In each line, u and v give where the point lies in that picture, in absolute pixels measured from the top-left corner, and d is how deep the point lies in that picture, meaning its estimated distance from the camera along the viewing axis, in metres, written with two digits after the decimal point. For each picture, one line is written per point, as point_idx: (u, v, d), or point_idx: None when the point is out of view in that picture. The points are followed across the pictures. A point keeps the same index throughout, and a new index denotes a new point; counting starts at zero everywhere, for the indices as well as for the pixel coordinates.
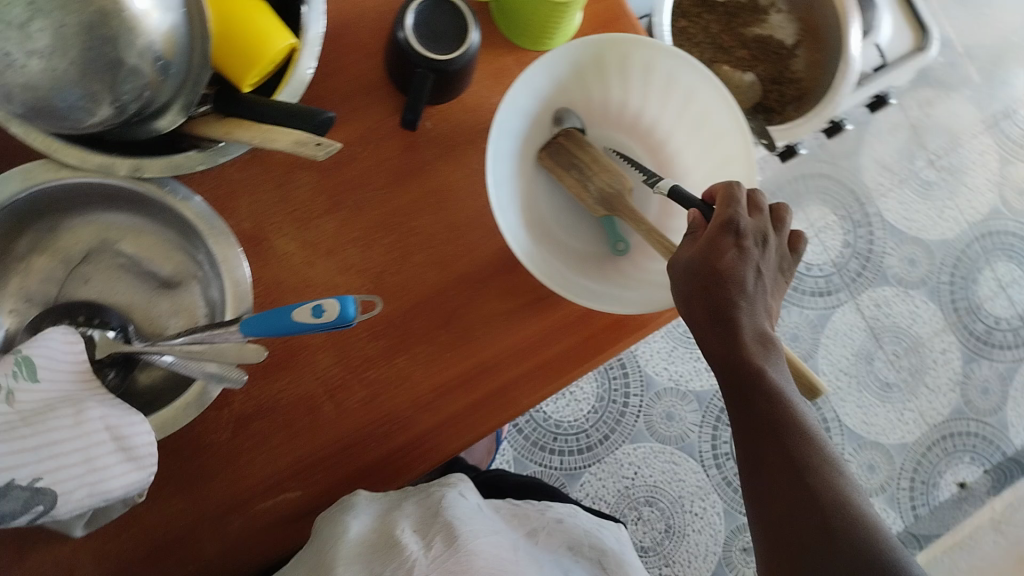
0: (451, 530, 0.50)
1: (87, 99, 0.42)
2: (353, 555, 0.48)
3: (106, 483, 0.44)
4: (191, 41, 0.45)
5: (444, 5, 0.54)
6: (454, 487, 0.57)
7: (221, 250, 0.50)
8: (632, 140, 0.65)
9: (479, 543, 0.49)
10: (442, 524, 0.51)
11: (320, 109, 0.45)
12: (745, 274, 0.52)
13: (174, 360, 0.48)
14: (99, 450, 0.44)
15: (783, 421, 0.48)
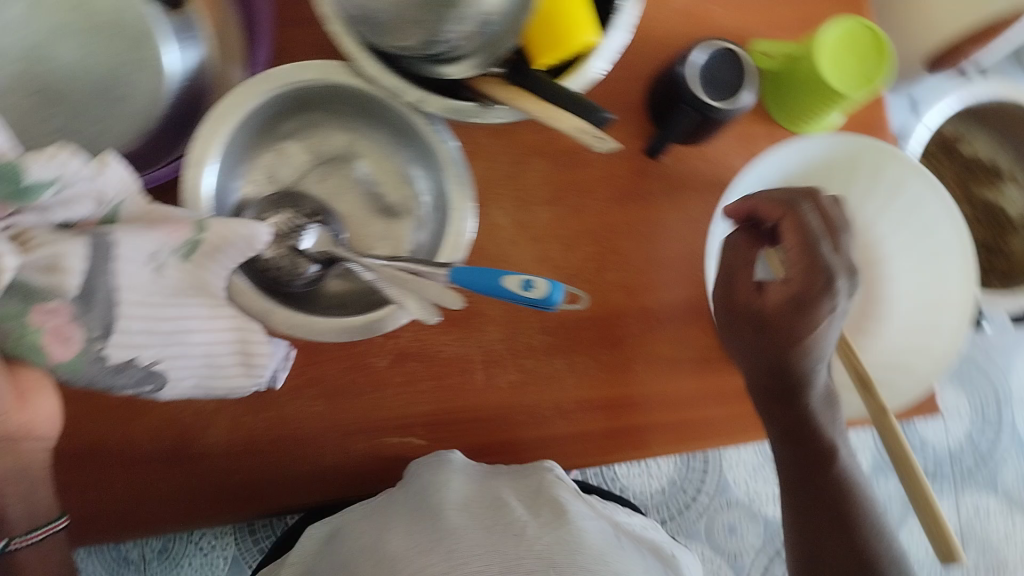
0: (558, 509, 0.58)
1: (403, 21, 0.46)
2: (461, 509, 0.57)
3: (217, 380, 0.46)
4: (516, 9, 0.46)
5: (734, 56, 0.55)
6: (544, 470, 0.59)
7: (456, 198, 0.52)
8: (848, 247, 0.62)
9: (575, 521, 0.58)
10: (548, 504, 0.58)
11: (599, 108, 0.47)
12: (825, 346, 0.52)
13: (376, 278, 0.52)
14: (221, 350, 0.45)
15: (851, 516, 0.54)
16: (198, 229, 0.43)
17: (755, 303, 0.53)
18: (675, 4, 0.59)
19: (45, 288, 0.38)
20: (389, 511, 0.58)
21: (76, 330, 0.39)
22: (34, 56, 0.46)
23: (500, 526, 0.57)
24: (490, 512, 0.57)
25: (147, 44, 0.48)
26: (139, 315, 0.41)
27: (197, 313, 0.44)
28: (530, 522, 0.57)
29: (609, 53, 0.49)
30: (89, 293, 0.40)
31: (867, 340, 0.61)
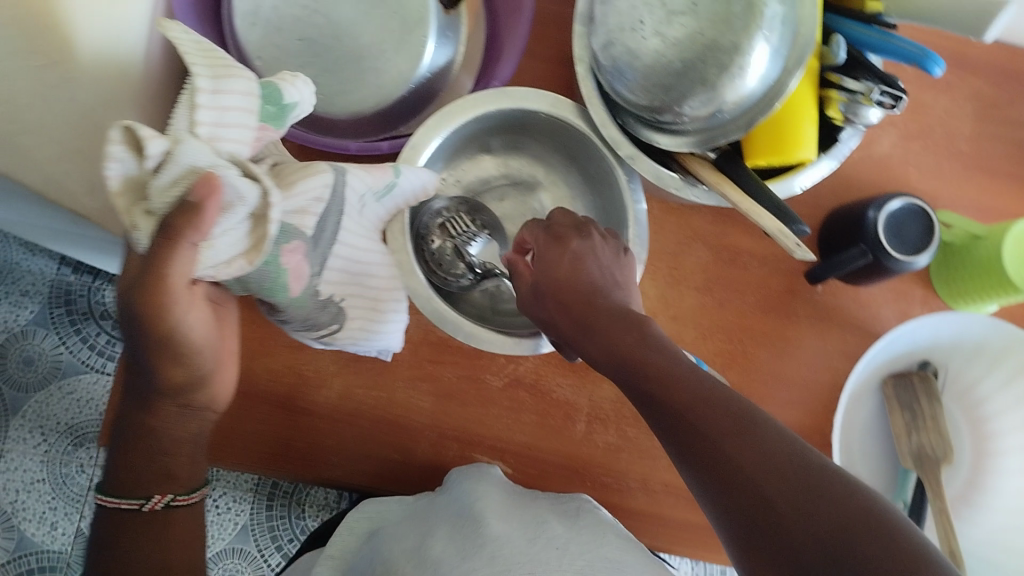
0: (598, 531, 0.50)
1: (646, 85, 0.48)
2: (499, 515, 0.50)
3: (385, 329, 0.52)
4: (751, 109, 0.48)
5: (924, 219, 0.56)
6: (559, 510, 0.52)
7: None
8: (968, 429, 0.60)
9: (615, 546, 0.49)
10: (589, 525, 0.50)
11: (795, 218, 0.48)
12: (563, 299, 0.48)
13: None
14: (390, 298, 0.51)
15: None
16: (392, 170, 0.48)
17: (564, 292, 0.46)
18: (876, 151, 0.62)
19: (295, 229, 0.42)
20: (430, 524, 0.51)
21: (309, 261, 0.44)
22: (318, 9, 0.50)
23: (541, 531, 0.48)
24: (527, 521, 0.50)
25: (418, 26, 0.51)
26: (345, 256, 0.47)
27: (379, 260, 0.50)
28: (572, 539, 0.48)
29: (816, 175, 0.51)
30: (318, 235, 0.45)
31: (961, 526, 0.59)
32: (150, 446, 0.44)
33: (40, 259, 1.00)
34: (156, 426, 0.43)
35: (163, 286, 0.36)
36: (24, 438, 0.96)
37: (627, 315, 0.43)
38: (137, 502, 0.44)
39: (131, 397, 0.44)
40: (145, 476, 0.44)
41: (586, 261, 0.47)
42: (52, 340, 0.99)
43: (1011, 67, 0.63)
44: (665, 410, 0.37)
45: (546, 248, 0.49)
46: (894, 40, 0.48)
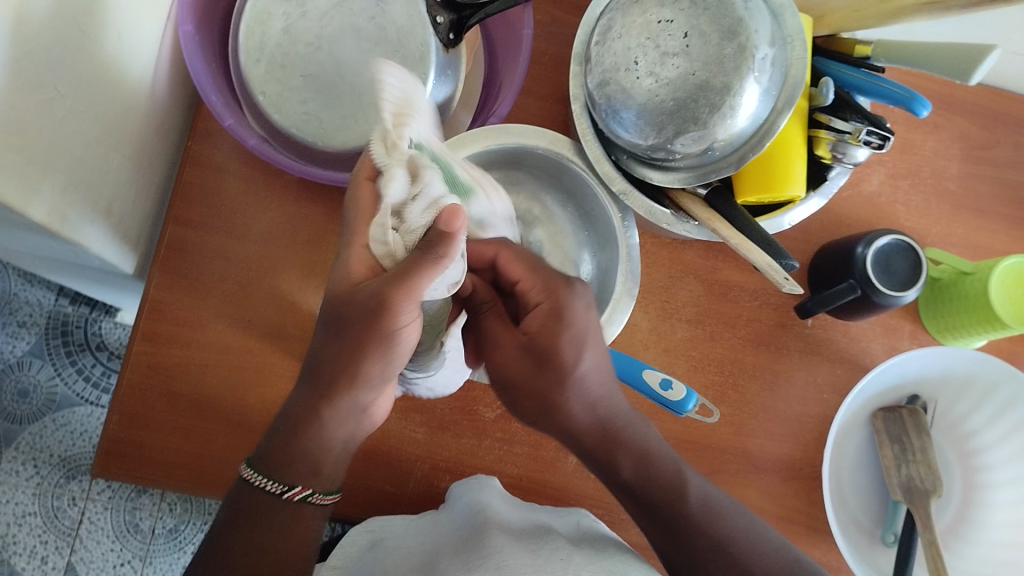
0: (601, 544, 0.50)
1: (639, 127, 0.49)
2: (500, 527, 0.49)
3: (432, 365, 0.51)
4: (740, 148, 0.50)
5: (911, 254, 0.57)
6: (569, 525, 0.53)
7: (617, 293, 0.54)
8: (958, 462, 0.61)
9: (621, 557, 0.49)
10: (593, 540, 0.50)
11: (785, 253, 0.49)
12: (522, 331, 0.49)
13: None
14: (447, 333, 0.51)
15: None
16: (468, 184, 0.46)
17: (585, 433, 0.48)
18: (864, 189, 0.63)
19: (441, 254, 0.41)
20: (435, 541, 0.50)
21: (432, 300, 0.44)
22: (322, 46, 0.52)
23: (544, 540, 0.48)
24: (533, 533, 0.49)
25: (418, 64, 0.52)
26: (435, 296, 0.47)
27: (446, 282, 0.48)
28: (576, 550, 0.47)
29: (805, 212, 0.53)
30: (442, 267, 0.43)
31: (952, 559, 0.60)
32: (307, 435, 0.44)
33: (37, 290, 0.99)
34: (322, 417, 0.43)
35: (389, 309, 0.39)
36: (18, 470, 0.96)
37: (632, 464, 0.48)
38: (280, 488, 0.44)
39: (309, 383, 0.44)
40: (295, 460, 0.44)
41: (572, 399, 0.48)
42: (48, 371, 0.98)
43: (997, 108, 0.65)
44: (665, 526, 0.47)
45: (525, 376, 0.49)
46: (884, 82, 0.50)
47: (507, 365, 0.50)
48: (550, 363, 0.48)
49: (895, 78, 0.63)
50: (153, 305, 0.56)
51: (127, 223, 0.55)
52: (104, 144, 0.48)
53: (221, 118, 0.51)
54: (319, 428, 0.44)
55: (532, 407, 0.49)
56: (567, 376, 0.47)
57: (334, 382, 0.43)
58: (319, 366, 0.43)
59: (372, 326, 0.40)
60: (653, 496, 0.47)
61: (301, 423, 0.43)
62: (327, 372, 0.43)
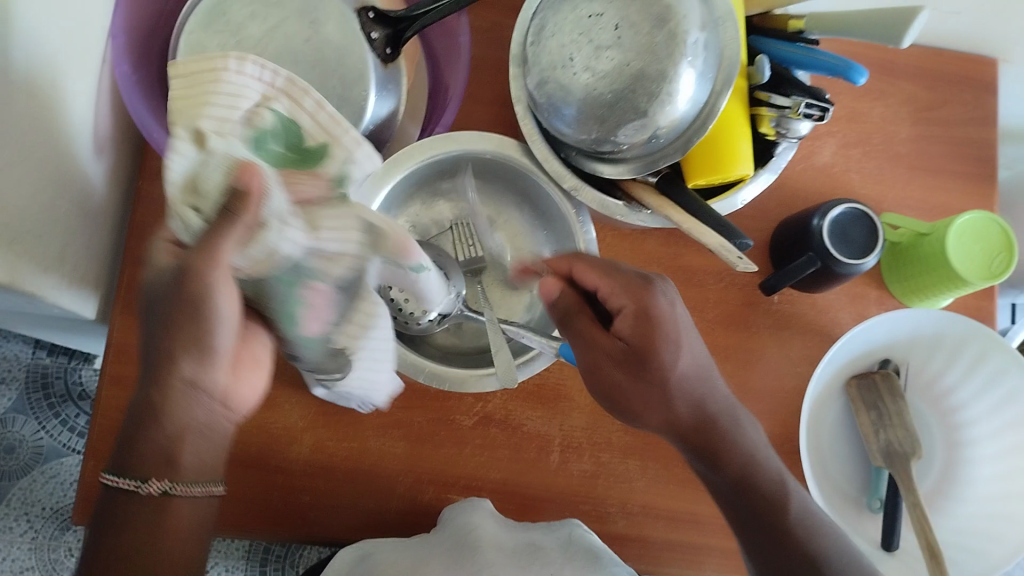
0: (592, 556, 0.51)
1: (582, 122, 0.49)
2: (492, 553, 0.50)
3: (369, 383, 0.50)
4: (686, 133, 0.50)
5: (867, 222, 0.58)
6: (562, 535, 0.54)
7: None
8: (935, 422, 0.61)
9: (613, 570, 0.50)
10: (584, 552, 0.51)
11: (739, 233, 0.49)
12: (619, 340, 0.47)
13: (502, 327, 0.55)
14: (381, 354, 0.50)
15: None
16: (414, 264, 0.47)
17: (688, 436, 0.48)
18: (818, 161, 0.64)
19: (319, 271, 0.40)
20: (427, 558, 0.51)
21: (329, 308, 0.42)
22: None
23: (539, 561, 0.49)
24: (524, 553, 0.51)
25: (358, 82, 0.53)
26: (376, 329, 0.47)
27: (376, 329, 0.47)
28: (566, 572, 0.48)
29: (757, 188, 0.53)
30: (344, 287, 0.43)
31: (938, 520, 0.60)
32: (151, 427, 0.37)
33: (14, 344, 0.98)
34: (155, 408, 0.37)
35: (199, 273, 0.36)
36: (10, 527, 0.95)
37: (737, 457, 0.47)
38: (133, 484, 0.37)
39: (146, 372, 0.38)
40: (140, 452, 0.38)
41: (675, 401, 0.47)
42: (32, 426, 0.97)
43: (940, 69, 0.66)
44: (763, 527, 0.46)
45: (619, 378, 0.47)
46: (819, 53, 0.51)
47: (592, 371, 0.48)
48: (649, 361, 0.46)
49: (836, 49, 0.63)
50: (117, 348, 0.56)
51: (82, 268, 0.55)
52: (49, 192, 0.48)
53: (165, 154, 0.51)
54: (158, 414, 0.37)
55: (631, 398, 0.47)
56: (659, 381, 0.46)
57: (171, 363, 0.37)
58: (155, 345, 0.38)
59: (182, 304, 0.36)
60: (748, 500, 0.47)
61: (149, 412, 0.37)
62: (162, 348, 0.37)
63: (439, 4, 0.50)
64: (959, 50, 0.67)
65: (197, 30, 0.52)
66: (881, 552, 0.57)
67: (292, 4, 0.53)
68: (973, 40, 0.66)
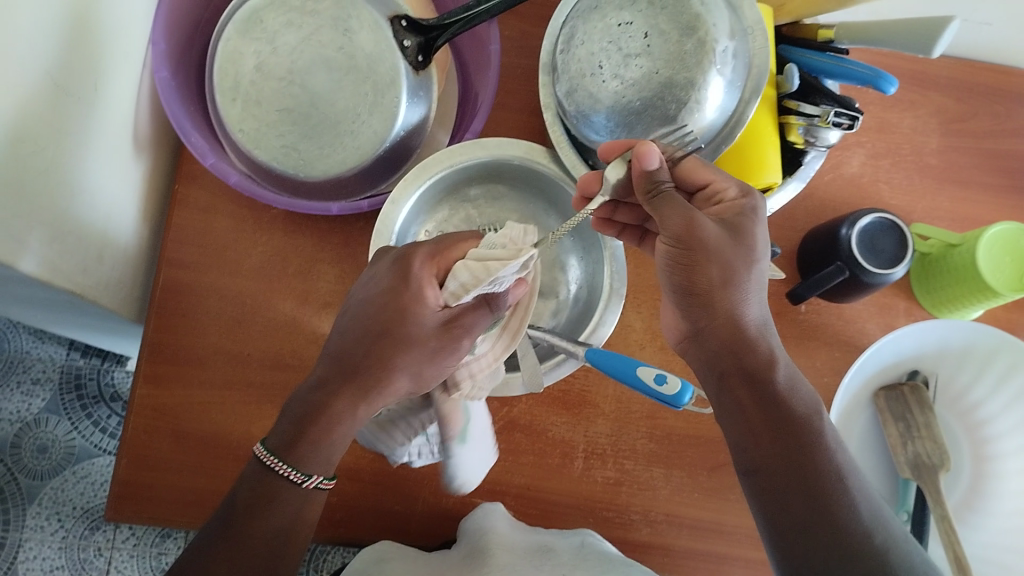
0: (604, 556, 0.51)
1: (609, 129, 0.50)
2: (505, 547, 0.50)
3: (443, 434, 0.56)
4: (714, 138, 0.50)
5: (895, 231, 0.58)
6: (574, 538, 0.54)
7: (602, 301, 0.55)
8: (965, 435, 0.61)
9: (625, 567, 0.51)
10: (593, 553, 0.52)
11: None
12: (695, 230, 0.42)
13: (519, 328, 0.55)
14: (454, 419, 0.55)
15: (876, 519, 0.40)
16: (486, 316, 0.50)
17: (718, 327, 0.43)
18: (846, 171, 0.64)
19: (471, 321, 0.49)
20: (444, 563, 0.52)
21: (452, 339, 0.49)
22: (294, 80, 0.53)
23: (549, 559, 0.50)
24: (535, 552, 0.51)
25: (390, 89, 0.54)
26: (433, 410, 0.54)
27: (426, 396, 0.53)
28: (578, 567, 0.49)
29: (785, 197, 0.53)
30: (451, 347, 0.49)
31: (965, 533, 0.59)
32: (341, 429, 0.45)
33: (49, 346, 1.01)
34: (355, 417, 0.45)
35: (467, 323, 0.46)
36: (41, 525, 0.96)
37: (782, 372, 0.43)
38: (300, 477, 0.43)
39: (336, 379, 0.45)
40: (319, 455, 0.44)
41: (751, 286, 0.43)
42: (64, 426, 0.99)
43: (971, 80, 0.65)
44: (796, 474, 0.40)
45: (708, 241, 0.42)
46: (850, 64, 0.50)
47: (671, 243, 0.43)
48: (744, 237, 0.42)
49: (864, 60, 0.63)
50: (152, 347, 0.57)
51: (119, 268, 0.56)
52: (90, 195, 0.50)
53: (203, 158, 0.52)
54: (348, 424, 0.45)
55: (711, 276, 0.42)
56: (753, 254, 0.43)
57: (379, 385, 0.45)
58: (354, 367, 0.45)
59: (399, 333, 0.45)
60: (788, 423, 0.41)
61: (322, 418, 0.44)
62: (360, 366, 0.45)
63: (470, 13, 0.51)
64: (989, 62, 0.66)
65: (234, 38, 0.54)
66: None
67: (326, 11, 0.54)
68: (1005, 52, 0.65)
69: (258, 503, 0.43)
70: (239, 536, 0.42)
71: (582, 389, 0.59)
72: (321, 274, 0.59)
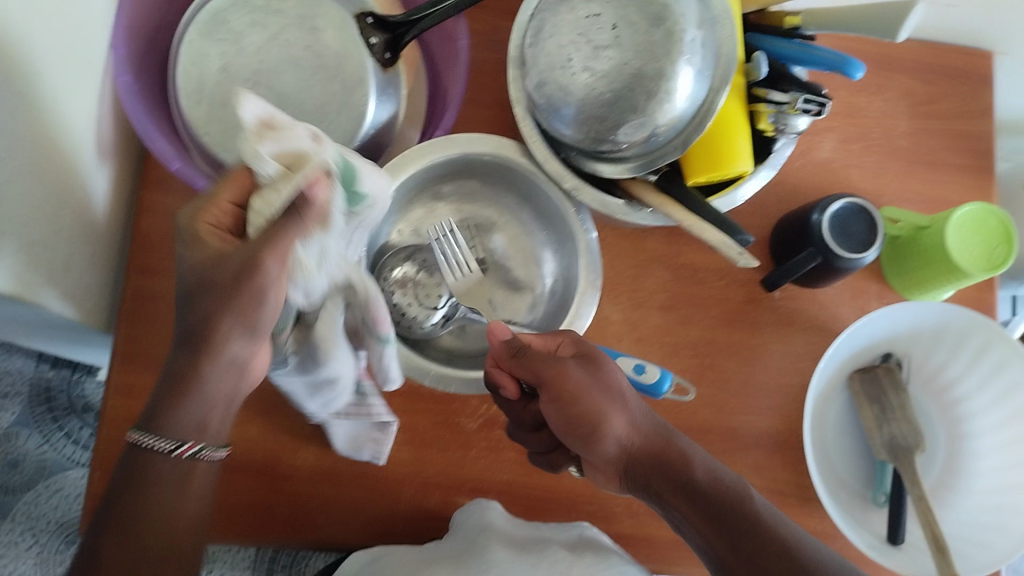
0: (600, 553, 0.51)
1: (579, 122, 0.49)
2: (500, 543, 0.50)
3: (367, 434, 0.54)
4: (687, 128, 0.50)
5: (865, 215, 0.58)
6: (575, 530, 0.55)
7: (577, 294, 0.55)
8: (939, 417, 0.61)
9: (621, 565, 0.50)
10: (592, 546, 0.52)
11: (740, 230, 0.49)
12: (575, 372, 0.47)
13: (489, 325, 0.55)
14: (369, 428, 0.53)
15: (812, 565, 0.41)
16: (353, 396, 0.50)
17: (636, 452, 0.47)
18: (818, 155, 0.64)
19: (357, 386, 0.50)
20: (439, 550, 0.52)
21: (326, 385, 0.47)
22: (259, 81, 0.52)
23: (545, 553, 0.50)
24: (533, 544, 0.51)
25: (358, 87, 0.53)
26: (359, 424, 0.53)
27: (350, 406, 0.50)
28: (574, 564, 0.49)
29: (757, 184, 0.53)
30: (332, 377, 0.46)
31: (942, 512, 0.59)
32: (193, 391, 0.40)
33: (17, 358, 0.98)
34: (206, 376, 0.40)
35: (259, 266, 0.37)
36: (16, 541, 0.94)
37: (700, 468, 0.45)
38: (171, 446, 0.41)
39: (189, 344, 0.39)
40: (180, 416, 0.41)
41: (613, 412, 0.46)
42: (36, 439, 0.97)
43: (937, 63, 0.66)
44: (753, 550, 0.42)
45: (582, 384, 0.47)
46: (817, 51, 0.51)
47: (548, 397, 0.47)
48: (602, 366, 0.48)
49: (830, 46, 0.64)
50: (122, 357, 0.56)
51: (87, 277, 0.55)
52: (52, 204, 0.49)
53: (169, 162, 0.52)
54: (199, 384, 0.40)
55: (583, 408, 0.46)
56: (616, 390, 0.47)
57: (218, 342, 0.39)
58: (195, 330, 0.39)
59: (246, 291, 0.37)
60: (721, 503, 0.43)
61: (183, 380, 0.40)
62: (206, 329, 0.39)
63: (437, 9, 0.50)
64: (956, 43, 0.67)
65: (198, 39, 0.53)
66: (886, 545, 0.57)
67: (292, 11, 0.54)
68: (971, 33, 0.66)
69: (135, 476, 0.41)
70: (127, 530, 0.41)
71: None
72: None
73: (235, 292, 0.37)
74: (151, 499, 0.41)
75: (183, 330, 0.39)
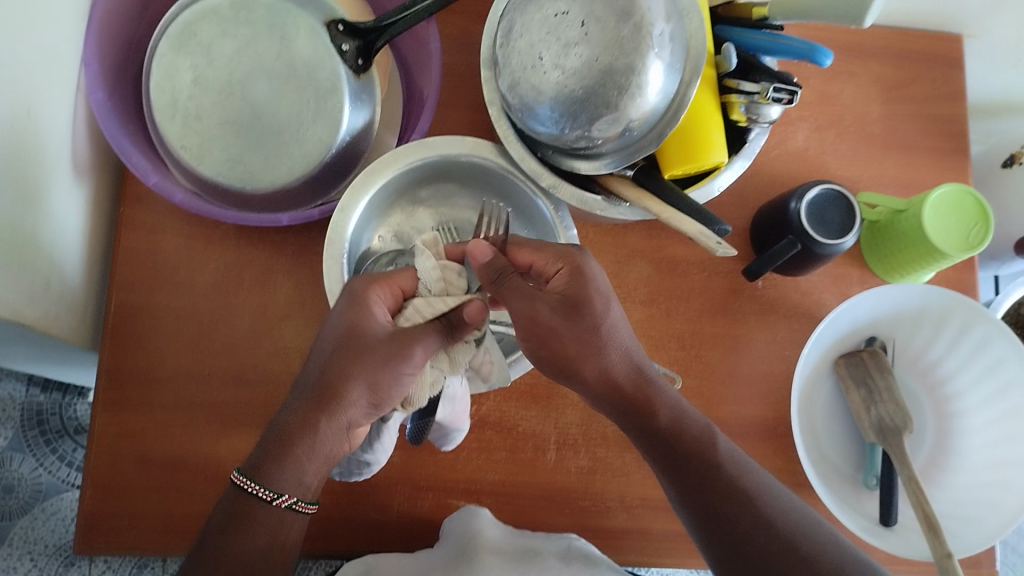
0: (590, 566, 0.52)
1: (553, 121, 0.50)
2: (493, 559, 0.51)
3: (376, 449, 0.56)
4: (660, 120, 0.51)
5: (842, 201, 0.58)
6: (564, 539, 0.55)
7: None
8: (926, 398, 0.62)
9: None
10: (578, 559, 0.53)
11: (716, 219, 0.50)
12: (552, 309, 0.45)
13: None
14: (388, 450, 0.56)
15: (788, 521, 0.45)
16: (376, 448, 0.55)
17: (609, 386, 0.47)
18: (791, 146, 0.64)
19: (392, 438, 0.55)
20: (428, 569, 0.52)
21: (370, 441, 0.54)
22: (233, 91, 0.53)
23: None
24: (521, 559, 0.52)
25: (331, 94, 0.54)
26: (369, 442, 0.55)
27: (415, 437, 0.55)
28: None
29: (733, 175, 0.53)
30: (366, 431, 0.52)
31: (934, 490, 0.60)
32: (303, 445, 0.44)
33: (7, 383, 0.98)
34: (319, 434, 0.44)
35: (408, 347, 0.45)
36: (14, 566, 0.93)
37: (664, 413, 0.47)
38: (270, 495, 0.43)
39: (309, 400, 0.45)
40: (287, 470, 0.43)
41: (604, 349, 0.46)
42: (30, 463, 0.97)
43: (906, 49, 0.66)
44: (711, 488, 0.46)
45: (553, 325, 0.45)
46: (784, 40, 0.51)
47: (525, 336, 0.46)
48: (584, 310, 0.46)
49: (799, 37, 0.64)
50: (108, 374, 0.56)
51: (69, 297, 0.55)
52: (28, 225, 0.49)
53: (146, 178, 0.52)
54: (313, 442, 0.44)
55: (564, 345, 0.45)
56: (597, 327, 0.46)
57: (342, 399, 0.45)
58: (320, 387, 0.45)
59: (390, 350, 0.45)
60: (681, 449, 0.46)
61: (292, 435, 0.44)
62: (335, 381, 0.45)
63: (407, 13, 0.51)
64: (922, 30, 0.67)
65: (169, 54, 0.53)
66: (879, 528, 0.58)
67: (261, 21, 0.54)
68: (937, 19, 0.66)
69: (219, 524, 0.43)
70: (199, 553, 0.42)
71: (549, 380, 0.59)
72: (277, 286, 0.58)
73: (388, 350, 0.45)
74: (244, 544, 0.42)
75: (315, 388, 0.45)
